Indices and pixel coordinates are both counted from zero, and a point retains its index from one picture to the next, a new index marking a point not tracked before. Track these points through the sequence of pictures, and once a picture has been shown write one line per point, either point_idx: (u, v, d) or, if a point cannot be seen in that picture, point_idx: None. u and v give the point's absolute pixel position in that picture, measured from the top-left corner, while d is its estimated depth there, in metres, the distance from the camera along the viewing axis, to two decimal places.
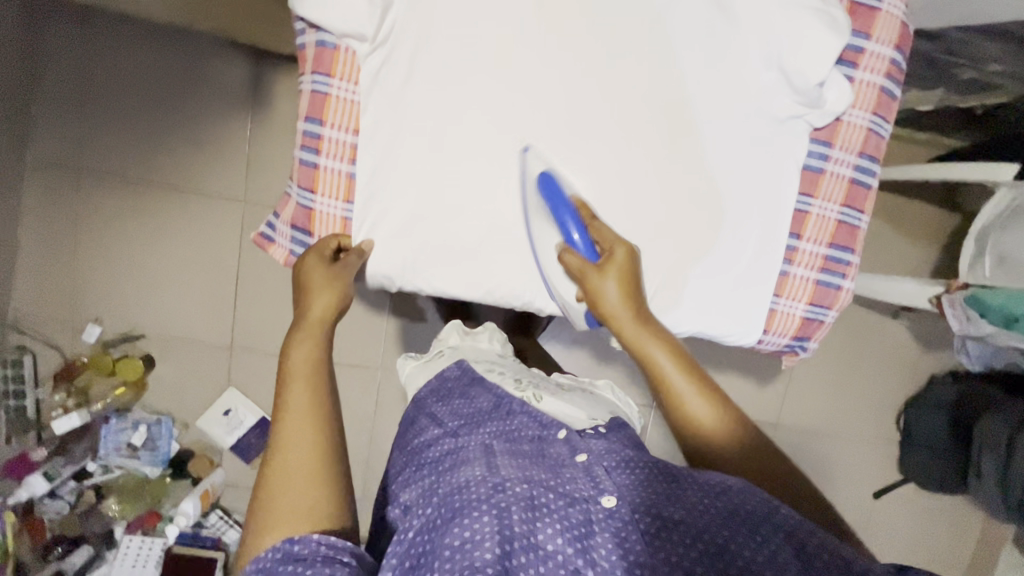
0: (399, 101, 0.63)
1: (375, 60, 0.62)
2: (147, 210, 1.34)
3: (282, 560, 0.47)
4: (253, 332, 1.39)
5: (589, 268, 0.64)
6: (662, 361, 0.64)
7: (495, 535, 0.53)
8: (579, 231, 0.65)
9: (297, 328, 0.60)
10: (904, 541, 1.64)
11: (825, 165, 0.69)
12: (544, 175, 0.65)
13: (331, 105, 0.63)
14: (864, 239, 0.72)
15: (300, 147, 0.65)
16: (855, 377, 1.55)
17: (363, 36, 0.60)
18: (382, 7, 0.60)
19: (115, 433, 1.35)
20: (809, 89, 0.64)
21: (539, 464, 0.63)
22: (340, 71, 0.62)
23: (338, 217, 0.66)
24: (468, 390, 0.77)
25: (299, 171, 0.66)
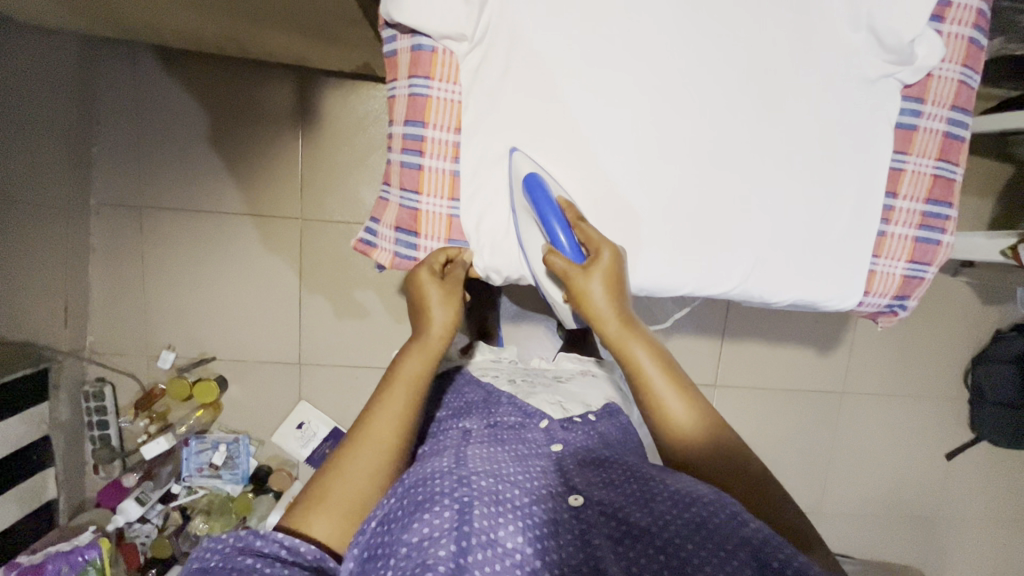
0: (497, 96, 0.66)
1: (473, 59, 0.66)
2: (208, 237, 1.37)
3: (242, 550, 0.51)
4: (321, 346, 1.43)
5: (575, 270, 0.64)
6: (646, 365, 0.65)
7: (452, 531, 0.52)
8: (566, 233, 0.65)
9: (416, 339, 0.67)
10: (977, 499, 1.64)
11: (918, 121, 0.70)
12: (530, 176, 0.65)
13: (432, 107, 0.68)
14: (960, 190, 0.72)
15: (403, 150, 0.69)
16: (916, 339, 1.55)
17: (462, 36, 0.64)
18: (479, 7, 0.63)
19: (196, 455, 1.37)
20: (902, 46, 0.64)
21: (508, 458, 0.65)
22: (439, 73, 0.67)
23: (444, 215, 0.71)
24: (464, 387, 0.84)
25: (404, 174, 0.70)
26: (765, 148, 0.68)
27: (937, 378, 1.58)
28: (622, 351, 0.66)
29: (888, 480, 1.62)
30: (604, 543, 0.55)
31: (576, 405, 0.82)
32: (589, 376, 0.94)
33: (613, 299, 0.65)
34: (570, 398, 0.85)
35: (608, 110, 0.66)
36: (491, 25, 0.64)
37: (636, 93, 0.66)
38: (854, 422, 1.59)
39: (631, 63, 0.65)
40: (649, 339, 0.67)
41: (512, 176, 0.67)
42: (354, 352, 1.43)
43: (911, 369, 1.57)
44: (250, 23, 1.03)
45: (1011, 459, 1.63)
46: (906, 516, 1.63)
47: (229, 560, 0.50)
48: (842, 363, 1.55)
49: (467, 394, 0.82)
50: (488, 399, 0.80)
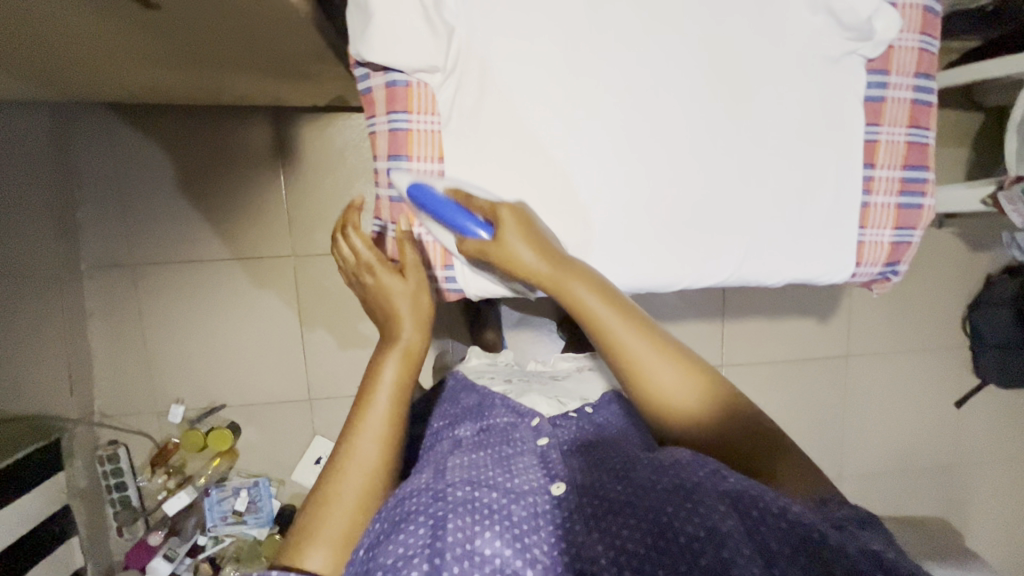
0: (476, 117, 0.66)
1: (448, 88, 0.65)
2: (204, 286, 1.37)
3: None
4: (328, 379, 1.43)
5: (487, 245, 0.63)
6: (588, 301, 0.63)
7: (425, 550, 0.53)
8: (469, 219, 0.63)
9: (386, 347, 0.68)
10: (995, 440, 1.66)
11: (885, 93, 0.71)
12: (412, 187, 0.63)
13: (413, 139, 0.67)
14: (935, 153, 0.73)
15: (389, 184, 0.69)
16: (913, 293, 1.58)
17: (435, 67, 0.64)
18: (447, 36, 0.63)
19: (218, 503, 1.37)
20: (862, 23, 0.65)
21: (491, 462, 0.65)
22: (416, 106, 0.66)
23: (437, 243, 0.71)
24: (459, 393, 0.84)
25: (393, 209, 0.70)
26: (740, 137, 0.70)
27: (936, 329, 1.61)
28: (561, 293, 0.63)
29: (901, 435, 1.64)
30: (585, 533, 0.56)
31: (571, 400, 0.85)
32: (585, 370, 0.95)
33: (539, 259, 0.63)
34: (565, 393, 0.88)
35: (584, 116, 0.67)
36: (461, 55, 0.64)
37: (613, 93, 0.67)
38: (861, 383, 1.61)
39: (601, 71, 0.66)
40: (586, 275, 0.65)
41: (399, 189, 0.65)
42: None
43: (911, 323, 1.60)
44: (221, 70, 1.04)
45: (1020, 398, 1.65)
46: (927, 465, 1.66)
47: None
48: (842, 327, 1.58)
49: (462, 399, 0.82)
50: (478, 400, 0.81)
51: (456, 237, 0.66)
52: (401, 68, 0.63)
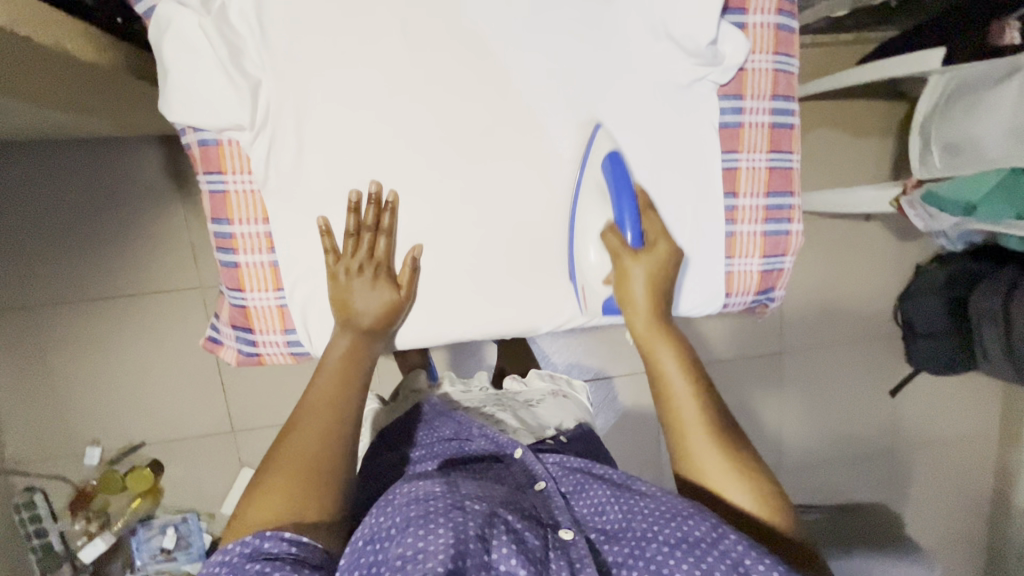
0: (298, 173, 0.63)
1: (260, 147, 0.62)
2: (111, 324, 1.32)
3: (251, 556, 0.51)
4: (251, 410, 1.39)
5: (625, 251, 0.65)
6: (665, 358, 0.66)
7: (449, 548, 0.51)
8: (634, 219, 0.64)
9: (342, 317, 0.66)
10: (932, 424, 1.68)
11: (741, 118, 0.69)
12: (612, 153, 0.65)
13: (233, 202, 0.63)
14: (800, 177, 0.71)
15: (217, 250, 0.65)
16: (842, 285, 1.58)
17: (240, 125, 0.60)
18: (250, 91, 0.59)
19: (146, 542, 1.34)
20: (702, 49, 0.64)
21: (501, 490, 0.65)
22: (230, 166, 0.62)
23: (274, 307, 0.66)
24: (434, 421, 0.85)
25: (223, 274, 0.66)
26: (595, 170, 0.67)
27: (869, 318, 1.61)
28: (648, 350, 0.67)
29: (842, 425, 1.65)
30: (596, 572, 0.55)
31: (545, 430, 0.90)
32: (559, 397, 0.99)
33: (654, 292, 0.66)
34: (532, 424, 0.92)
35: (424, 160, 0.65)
36: (281, 107, 0.61)
37: (455, 133, 0.65)
38: (799, 377, 1.61)
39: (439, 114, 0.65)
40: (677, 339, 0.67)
41: (591, 149, 0.67)
42: (289, 407, 1.40)
43: (843, 315, 1.60)
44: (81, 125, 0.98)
45: (954, 382, 1.66)
46: (866, 453, 1.67)
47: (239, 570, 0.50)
48: (775, 324, 1.57)
49: (438, 427, 0.83)
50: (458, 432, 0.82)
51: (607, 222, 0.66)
52: (206, 127, 0.60)
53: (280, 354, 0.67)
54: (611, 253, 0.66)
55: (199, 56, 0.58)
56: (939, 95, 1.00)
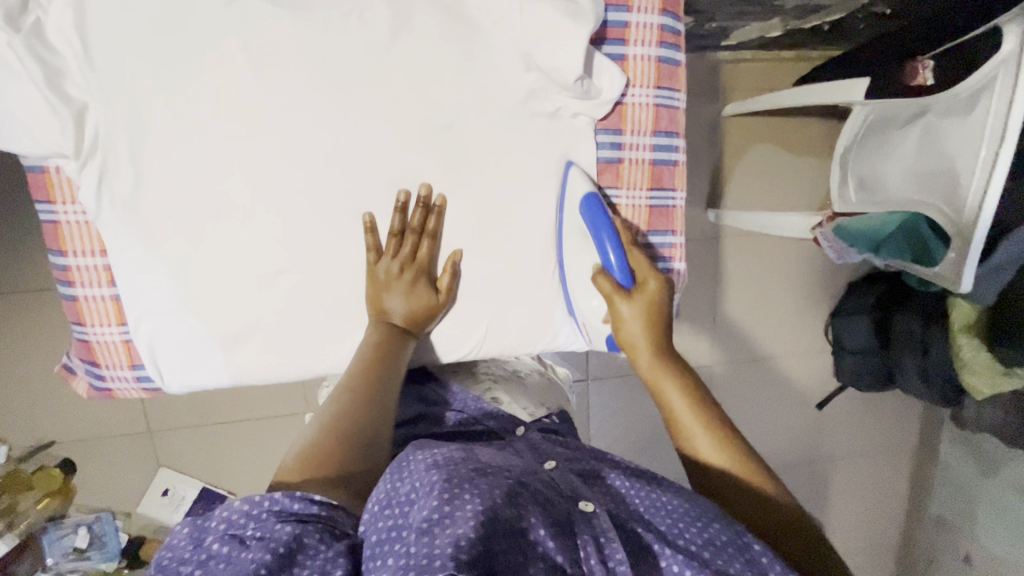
0: (133, 201, 0.65)
1: (90, 173, 0.63)
2: (13, 320, 1.26)
3: (279, 515, 0.49)
4: (166, 411, 1.36)
5: (618, 294, 0.68)
6: (673, 400, 0.65)
7: (480, 513, 0.47)
8: (617, 254, 0.68)
9: (379, 306, 0.71)
10: (854, 435, 1.74)
11: (621, 154, 0.74)
12: (587, 197, 0.70)
13: (64, 232, 0.66)
14: (681, 216, 0.77)
15: (57, 282, 0.69)
16: (777, 300, 1.61)
17: (64, 153, 0.62)
18: (76, 120, 0.61)
19: (57, 541, 1.32)
20: (572, 85, 0.68)
21: (516, 457, 0.62)
22: (58, 195, 0.65)
23: (117, 341, 0.69)
24: (430, 392, 0.86)
25: (65, 307, 0.69)
26: (456, 199, 0.71)
27: (801, 333, 1.64)
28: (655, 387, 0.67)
29: (770, 436, 1.69)
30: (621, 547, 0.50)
31: (537, 411, 0.87)
32: (545, 378, 0.97)
33: (651, 331, 0.68)
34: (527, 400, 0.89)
35: (290, 183, 0.67)
36: (134, 134, 0.63)
37: (323, 158, 0.67)
38: (730, 389, 1.64)
39: (311, 139, 0.67)
40: (685, 375, 0.67)
41: (565, 191, 0.73)
42: (206, 409, 1.37)
43: (776, 330, 1.63)
44: None
45: (879, 395, 1.72)
46: (791, 463, 1.72)
47: (266, 527, 0.47)
48: (708, 337, 1.59)
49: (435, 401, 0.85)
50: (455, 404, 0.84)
51: (595, 266, 0.70)
52: (27, 155, 0.62)
53: (128, 388, 0.71)
54: (604, 297, 0.69)
55: (18, 82, 0.58)
56: (860, 127, 1.00)
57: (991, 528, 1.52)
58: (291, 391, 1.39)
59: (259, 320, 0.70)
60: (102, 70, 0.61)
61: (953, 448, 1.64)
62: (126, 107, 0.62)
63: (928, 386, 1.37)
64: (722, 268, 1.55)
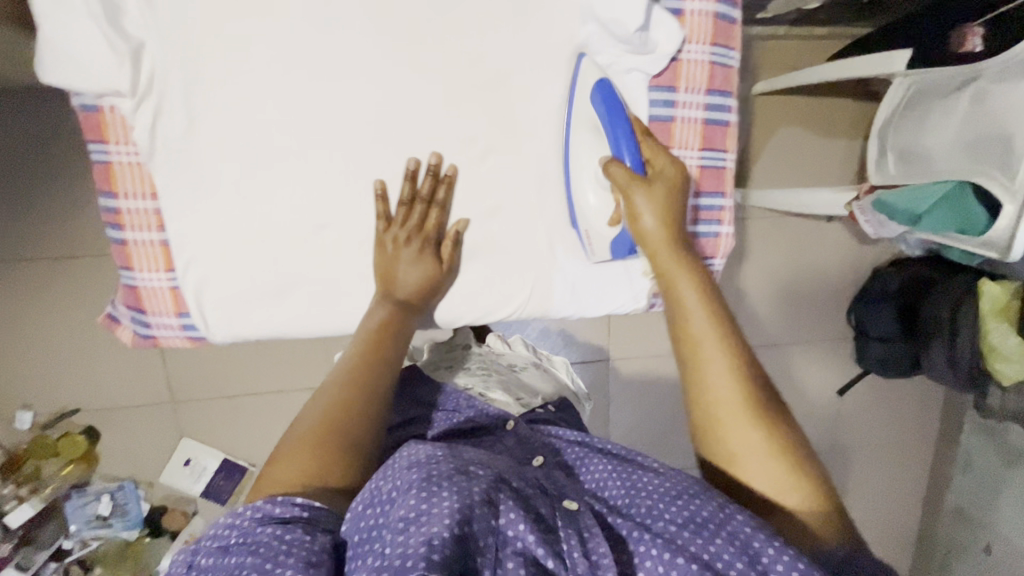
0: (186, 146, 0.65)
1: (144, 114, 0.64)
2: (42, 285, 1.27)
3: (263, 520, 0.48)
4: (189, 382, 1.36)
5: (632, 182, 0.67)
6: (690, 299, 0.63)
7: (455, 513, 0.47)
8: (632, 147, 0.68)
9: (387, 280, 0.70)
10: (873, 424, 1.72)
11: (674, 113, 0.73)
12: (601, 83, 0.68)
13: (117, 173, 0.67)
14: (731, 177, 0.77)
15: (106, 225, 0.69)
16: (800, 284, 1.59)
17: (121, 92, 0.62)
18: (133, 59, 0.61)
19: (80, 509, 1.34)
20: (631, 37, 0.68)
21: (498, 455, 0.62)
22: (112, 135, 0.65)
23: (166, 289, 0.70)
24: (421, 395, 0.82)
25: (114, 252, 0.69)
26: (505, 154, 0.71)
27: (823, 319, 1.63)
28: (667, 280, 0.65)
29: None
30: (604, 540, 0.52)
31: (532, 398, 0.89)
32: (540, 369, 1.00)
33: (667, 225, 0.67)
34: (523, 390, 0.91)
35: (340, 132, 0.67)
36: (190, 77, 0.63)
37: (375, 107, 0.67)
38: None
39: (363, 87, 0.67)
40: (700, 273, 0.65)
41: (578, 79, 0.70)
42: (228, 382, 1.37)
43: (798, 316, 1.61)
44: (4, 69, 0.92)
45: (900, 384, 1.70)
46: None
47: (250, 532, 0.47)
48: (730, 321, 1.58)
49: (429, 401, 0.80)
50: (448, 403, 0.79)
51: (603, 159, 0.69)
52: (84, 93, 0.62)
53: (175, 336, 0.71)
54: (618, 186, 0.67)
55: (78, 19, 0.59)
56: (898, 100, 0.98)
57: (1012, 518, 1.51)
58: (314, 366, 1.38)
59: (308, 272, 0.71)
60: (160, 9, 0.61)
61: (974, 438, 1.63)
62: (184, 47, 0.63)
63: (956, 370, 1.33)
64: (746, 252, 1.54)
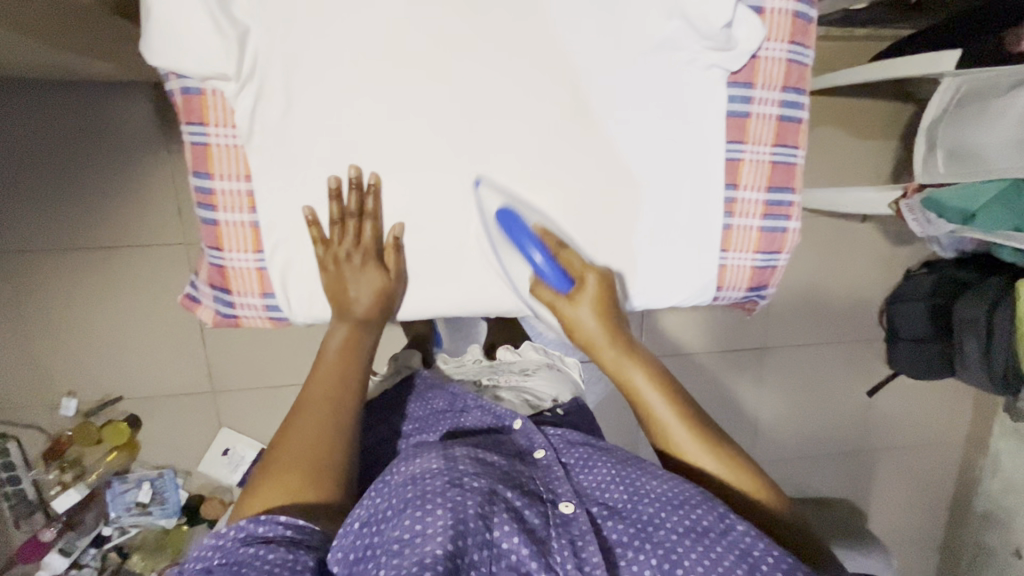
0: (283, 130, 0.68)
1: (246, 98, 0.66)
2: (91, 272, 1.29)
3: (245, 540, 0.54)
4: (231, 371, 1.38)
5: (561, 300, 0.71)
6: (638, 377, 0.70)
7: (448, 530, 0.54)
8: (546, 260, 0.70)
9: (340, 304, 0.74)
10: (901, 425, 1.73)
11: (750, 108, 0.74)
12: (501, 210, 0.71)
13: (213, 154, 0.69)
14: (801, 174, 0.78)
15: (200, 205, 0.71)
16: (832, 284, 1.60)
17: (226, 75, 0.65)
18: (239, 43, 0.64)
19: (121, 495, 1.35)
20: (716, 32, 0.69)
21: (492, 458, 0.67)
22: (212, 117, 0.67)
23: (252, 269, 0.72)
24: (429, 393, 0.88)
25: (204, 232, 0.72)
26: (584, 143, 0.73)
27: (855, 320, 1.63)
28: (621, 374, 0.71)
29: (817, 422, 1.68)
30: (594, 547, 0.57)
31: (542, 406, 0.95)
32: (553, 370, 1.05)
33: (604, 320, 0.71)
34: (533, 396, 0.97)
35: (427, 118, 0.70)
36: (290, 62, 0.66)
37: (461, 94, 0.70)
38: (781, 373, 1.63)
39: (451, 75, 0.69)
40: (647, 358, 0.72)
41: (482, 211, 0.72)
42: (269, 372, 1.39)
43: (830, 315, 1.62)
44: (72, 57, 0.94)
45: (930, 386, 1.70)
46: (836, 452, 1.71)
47: (233, 552, 0.53)
48: (761, 320, 1.59)
49: (433, 402, 0.86)
50: (455, 404, 0.85)
51: (531, 276, 0.73)
52: (190, 75, 0.65)
53: (258, 316, 0.74)
54: (550, 305, 0.73)
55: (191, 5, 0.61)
56: (951, 96, 0.97)
57: None
58: None
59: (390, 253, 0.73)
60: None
61: (1005, 441, 1.63)
62: (287, 35, 0.65)
63: (992, 367, 1.32)
64: None
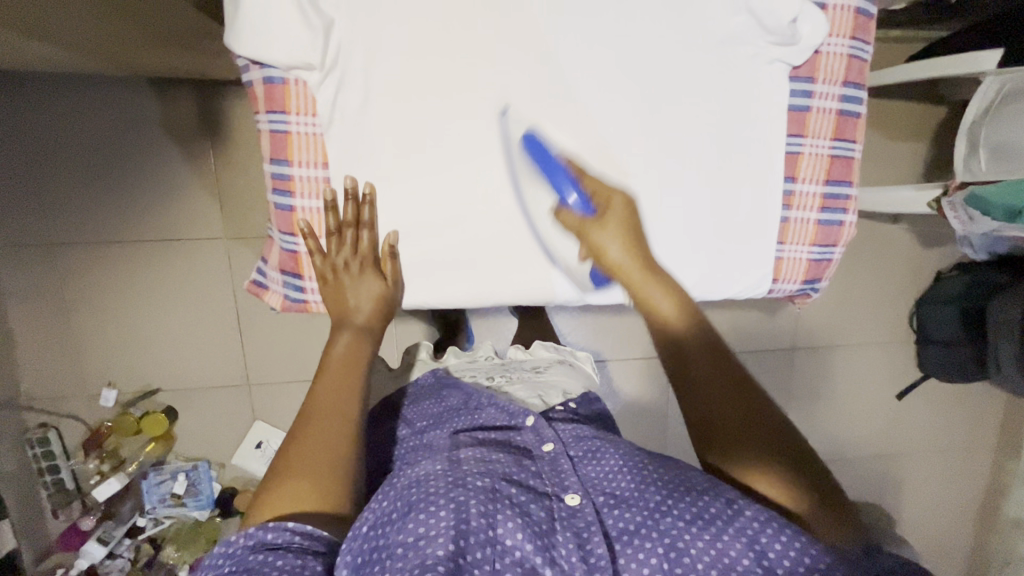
0: (361, 118, 0.72)
1: (328, 87, 0.70)
2: (134, 266, 1.31)
3: (254, 547, 0.57)
4: (267, 364, 1.40)
5: (586, 221, 0.73)
6: (659, 301, 0.72)
7: (450, 531, 0.58)
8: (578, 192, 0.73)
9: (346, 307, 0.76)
10: (930, 429, 1.71)
11: (810, 103, 0.77)
12: (528, 134, 0.73)
13: (293, 141, 0.73)
14: (858, 167, 0.81)
15: (275, 190, 0.76)
16: (862, 286, 1.60)
17: (310, 65, 0.68)
18: (324, 36, 0.67)
19: (156, 486, 1.37)
20: (782, 26, 0.72)
21: (499, 458, 0.70)
22: (295, 104, 0.71)
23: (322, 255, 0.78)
24: (441, 391, 0.87)
25: (279, 217, 0.77)
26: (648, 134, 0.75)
27: (884, 322, 1.63)
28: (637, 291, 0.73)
29: (845, 425, 1.67)
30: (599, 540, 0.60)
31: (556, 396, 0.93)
32: (564, 365, 1.04)
33: (630, 247, 0.73)
34: (547, 388, 0.95)
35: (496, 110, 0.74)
36: (372, 54, 0.70)
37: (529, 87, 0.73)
38: (809, 375, 1.63)
39: (521, 68, 0.73)
40: (668, 282, 0.73)
41: (506, 135, 0.74)
42: (304, 366, 1.41)
43: (859, 317, 1.61)
44: (132, 53, 0.96)
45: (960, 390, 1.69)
46: (864, 455, 1.70)
47: (242, 560, 0.56)
48: (791, 321, 1.59)
49: (448, 398, 0.85)
50: (467, 403, 0.83)
51: (553, 204, 0.75)
52: (276, 65, 0.68)
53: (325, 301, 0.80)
54: (575, 227, 0.74)
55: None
56: (992, 95, 1.00)
57: None
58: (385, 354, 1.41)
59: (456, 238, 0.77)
60: None
61: None
62: (369, 28, 0.69)
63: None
64: None
